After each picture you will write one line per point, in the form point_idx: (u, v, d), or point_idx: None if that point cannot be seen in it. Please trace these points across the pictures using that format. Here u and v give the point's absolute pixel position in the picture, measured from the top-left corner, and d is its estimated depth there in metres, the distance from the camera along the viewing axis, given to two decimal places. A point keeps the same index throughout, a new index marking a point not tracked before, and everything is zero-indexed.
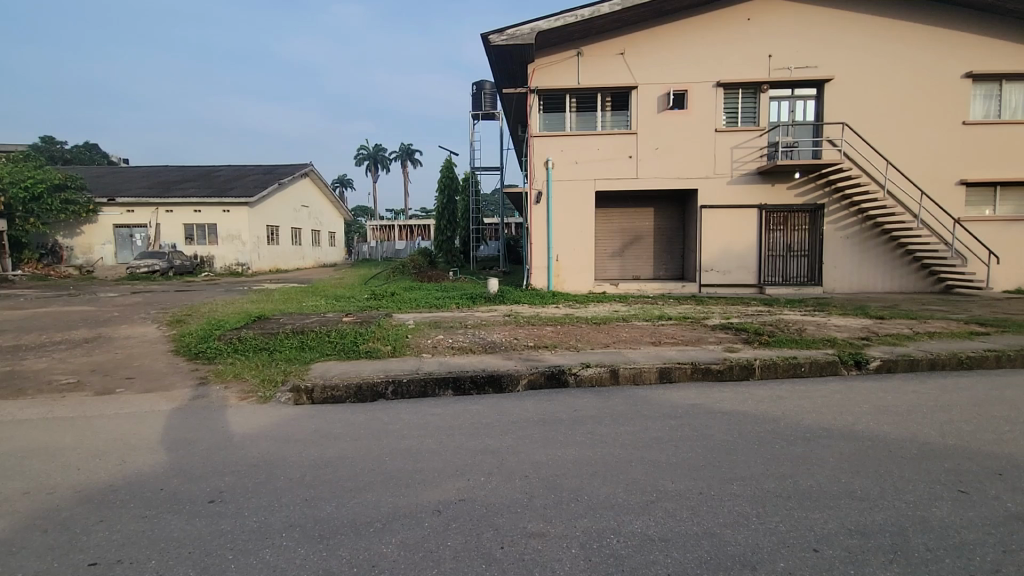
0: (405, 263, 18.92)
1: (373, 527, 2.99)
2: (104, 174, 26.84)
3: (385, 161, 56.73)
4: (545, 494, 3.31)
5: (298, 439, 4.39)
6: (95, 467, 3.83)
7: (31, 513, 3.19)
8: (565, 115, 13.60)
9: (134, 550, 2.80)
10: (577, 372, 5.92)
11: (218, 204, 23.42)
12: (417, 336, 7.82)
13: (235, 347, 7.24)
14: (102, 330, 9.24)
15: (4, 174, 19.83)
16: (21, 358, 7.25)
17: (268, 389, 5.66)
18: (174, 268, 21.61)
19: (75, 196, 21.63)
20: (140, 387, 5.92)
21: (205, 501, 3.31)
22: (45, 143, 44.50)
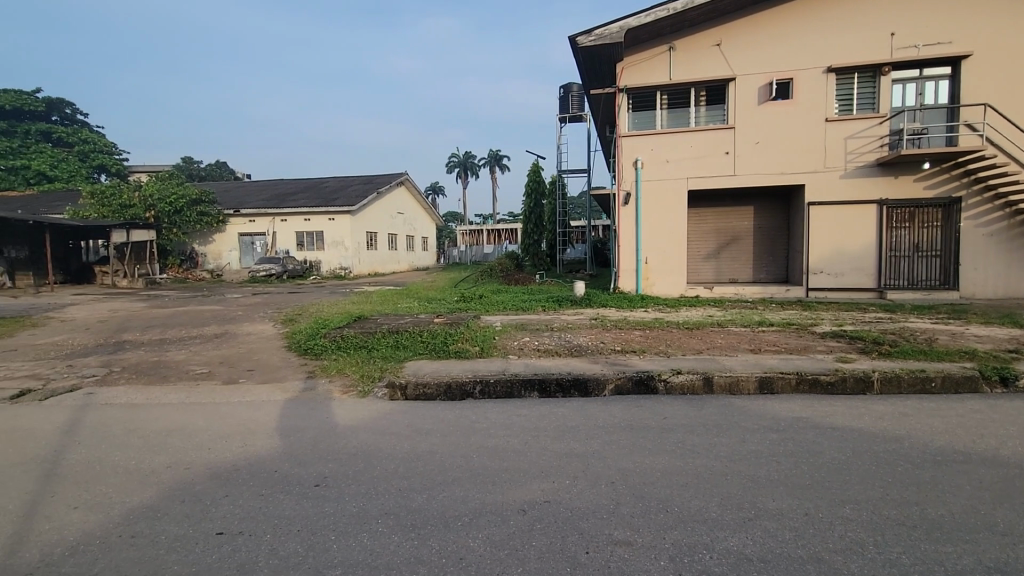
0: (492, 266, 19.32)
1: (460, 521, 3.07)
2: (232, 188, 30.29)
3: (475, 168, 58.48)
4: (633, 502, 3.22)
5: (392, 433, 4.64)
6: (222, 448, 4.31)
7: (173, 484, 3.65)
8: (656, 113, 13.19)
9: (253, 524, 3.11)
10: (667, 379, 5.69)
11: (325, 213, 25.50)
12: (505, 337, 7.95)
13: (339, 344, 7.83)
14: (229, 326, 10.42)
15: (155, 190, 22.94)
16: (166, 349, 8.37)
17: (367, 384, 6.06)
18: (287, 271, 23.80)
19: (208, 208, 24.53)
20: (258, 378, 6.60)
21: (312, 485, 3.60)
22: (186, 164, 51.14)
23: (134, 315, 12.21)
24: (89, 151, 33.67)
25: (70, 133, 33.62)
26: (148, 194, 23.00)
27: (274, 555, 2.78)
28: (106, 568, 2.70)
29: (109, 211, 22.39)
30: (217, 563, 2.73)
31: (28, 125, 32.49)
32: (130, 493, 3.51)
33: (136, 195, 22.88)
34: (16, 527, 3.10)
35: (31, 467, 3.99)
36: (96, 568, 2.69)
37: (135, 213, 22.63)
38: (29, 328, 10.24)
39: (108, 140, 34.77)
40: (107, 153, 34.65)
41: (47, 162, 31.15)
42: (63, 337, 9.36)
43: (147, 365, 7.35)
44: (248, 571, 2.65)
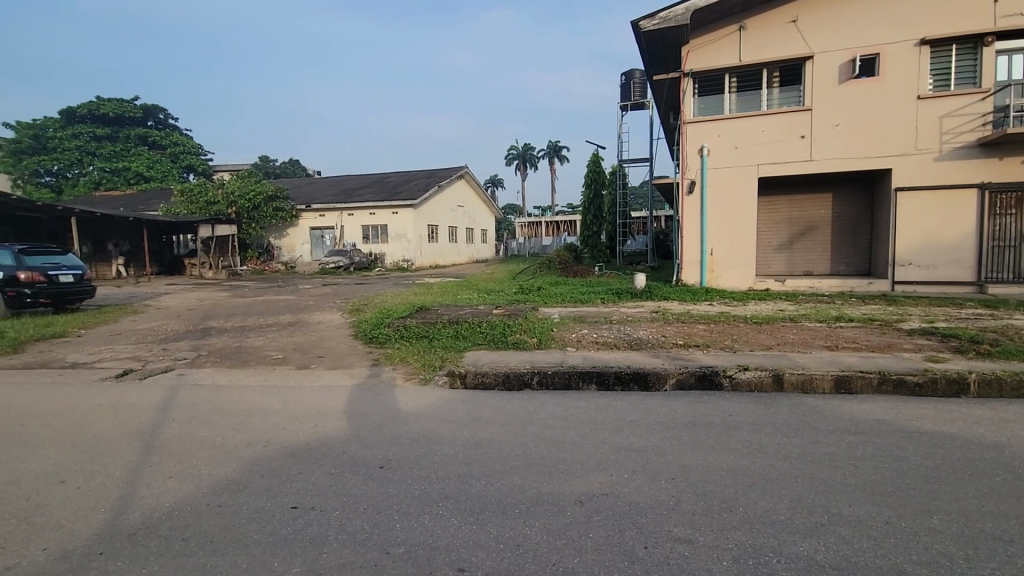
0: (551, 258, 19.26)
1: (518, 509, 3.11)
2: (303, 185, 31.94)
3: (534, 160, 58.31)
4: (695, 500, 3.13)
5: (452, 420, 4.76)
6: (296, 428, 4.59)
7: (253, 460, 3.94)
8: (724, 97, 12.58)
9: (324, 500, 3.29)
10: (732, 375, 5.46)
11: (389, 207, 26.42)
12: (563, 330, 7.91)
13: (402, 333, 8.11)
14: (301, 315, 11.06)
15: (236, 188, 24.56)
16: (247, 336, 9.02)
17: (428, 372, 6.25)
18: (354, 263, 24.89)
19: (283, 204, 26.03)
20: (329, 364, 6.97)
21: (377, 466, 3.77)
22: (262, 163, 54.38)
23: (218, 304, 13.21)
24: (180, 153, 36.53)
25: (163, 136, 36.44)
26: (230, 191, 24.64)
27: (343, 530, 2.94)
28: (196, 533, 2.95)
29: (196, 208, 24.27)
30: (292, 535, 2.91)
31: (128, 130, 35.32)
32: (216, 466, 3.82)
33: (220, 192, 24.59)
34: (121, 491, 3.46)
35: (133, 438, 4.43)
36: (188, 532, 2.96)
37: (218, 209, 24.39)
38: (132, 314, 11.34)
39: (195, 141, 37.50)
40: (195, 154, 37.50)
41: (144, 163, 34.31)
42: (160, 323, 10.29)
43: (230, 350, 7.96)
44: (320, 543, 2.82)
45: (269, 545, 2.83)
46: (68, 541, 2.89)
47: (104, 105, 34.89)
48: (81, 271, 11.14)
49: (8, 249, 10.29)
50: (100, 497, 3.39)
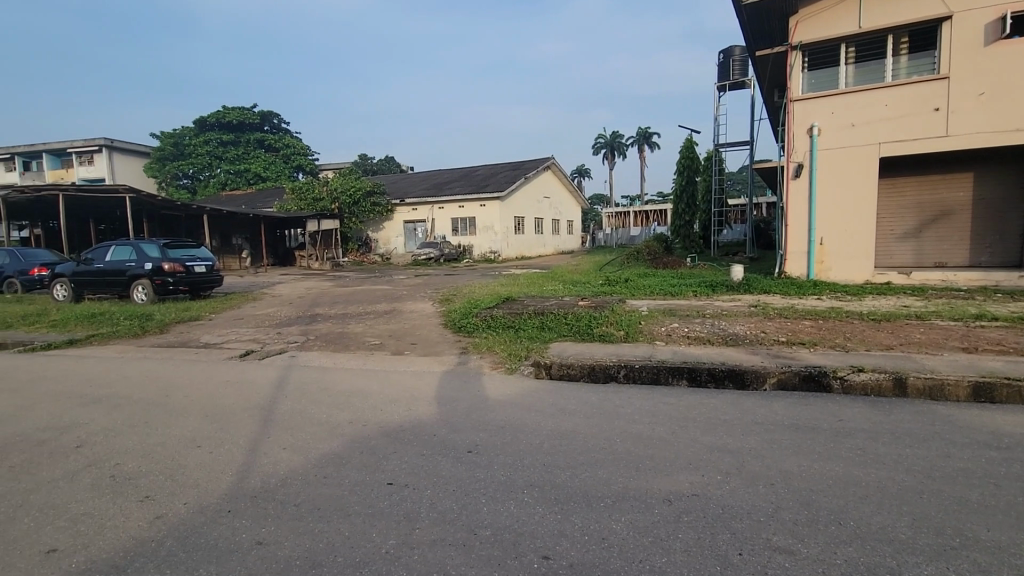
0: (639, 249, 18.67)
1: (603, 502, 3.08)
2: (398, 180, 33.60)
3: (622, 147, 56.62)
4: (797, 509, 2.90)
5: (538, 410, 4.80)
6: (391, 410, 4.88)
7: (354, 437, 4.25)
8: (839, 70, 11.42)
9: (416, 479, 3.47)
10: (844, 376, 4.99)
11: (477, 199, 27.09)
12: (651, 323, 7.64)
13: (489, 323, 8.29)
14: (396, 304, 11.69)
15: (338, 185, 26.28)
16: (348, 322, 9.72)
17: (514, 361, 6.36)
18: (444, 255, 25.82)
19: (379, 199, 27.54)
20: (421, 351, 7.32)
21: (465, 450, 3.91)
22: (362, 160, 57.83)
23: (324, 293, 14.36)
24: (291, 154, 39.98)
25: (277, 139, 39.87)
26: (333, 188, 26.42)
27: (434, 509, 3.08)
28: (306, 499, 3.25)
29: (305, 204, 26.19)
30: (388, 509, 3.11)
31: (248, 135, 38.98)
32: (322, 441, 4.18)
33: (324, 189, 26.44)
34: (244, 458, 3.91)
35: (254, 411, 4.97)
36: (299, 499, 3.26)
37: (324, 205, 26.19)
38: (252, 301, 12.66)
39: (304, 142, 40.75)
40: (303, 154, 40.80)
41: (261, 165, 38.06)
42: (274, 309, 11.39)
43: (333, 335, 8.63)
44: (413, 519, 2.98)
45: (367, 516, 3.03)
46: (204, 498, 3.31)
47: (229, 114, 38.53)
48: (212, 263, 12.56)
49: (155, 243, 11.89)
50: (229, 460, 3.86)
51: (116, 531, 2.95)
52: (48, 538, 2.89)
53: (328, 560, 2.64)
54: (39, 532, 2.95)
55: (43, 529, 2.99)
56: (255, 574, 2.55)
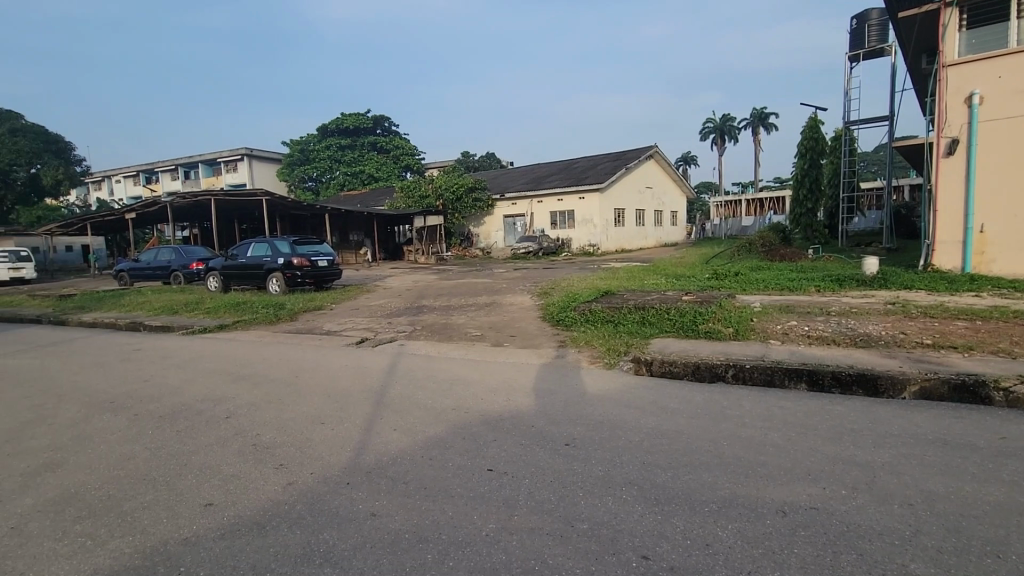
0: (752, 241, 17.34)
1: (708, 507, 2.91)
2: (499, 176, 34.30)
3: (734, 131, 52.81)
4: (940, 534, 2.54)
5: (638, 407, 4.67)
6: (491, 400, 5.02)
7: (456, 424, 4.43)
8: (1009, 26, 9.69)
9: (514, 467, 3.54)
10: (1009, 388, 4.25)
11: (577, 192, 26.88)
12: (765, 320, 7.07)
13: (588, 317, 8.19)
14: (497, 297, 11.98)
15: (442, 183, 27.44)
16: (451, 314, 10.16)
17: (613, 356, 6.23)
18: (543, 249, 26.00)
19: (481, 195, 28.27)
20: (520, 343, 7.45)
21: (563, 443, 3.91)
22: (464, 157, 59.85)
23: (429, 286, 15.14)
24: (400, 155, 42.46)
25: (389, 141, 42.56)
26: (438, 186, 27.60)
27: (532, 498, 3.12)
28: (414, 478, 3.46)
29: (413, 201, 27.64)
30: (488, 494, 3.21)
31: (363, 139, 42.07)
32: (428, 426, 4.41)
33: (430, 187, 27.68)
34: (360, 436, 4.24)
35: (368, 394, 5.38)
36: (408, 477, 3.48)
37: (430, 202, 27.49)
38: (367, 293, 13.69)
39: (412, 143, 43.09)
40: (411, 154, 43.19)
41: (374, 167, 40.95)
42: (386, 300, 12.22)
43: (437, 326, 9.07)
44: (511, 506, 3.04)
45: (468, 499, 3.15)
46: (326, 470, 3.65)
47: (347, 120, 41.71)
48: (332, 257, 13.79)
49: (287, 240, 13.29)
50: (347, 438, 4.22)
51: (256, 493, 3.36)
52: (205, 493, 3.38)
53: (432, 537, 2.78)
54: (199, 488, 3.45)
55: (202, 485, 3.49)
56: (370, 541, 2.76)
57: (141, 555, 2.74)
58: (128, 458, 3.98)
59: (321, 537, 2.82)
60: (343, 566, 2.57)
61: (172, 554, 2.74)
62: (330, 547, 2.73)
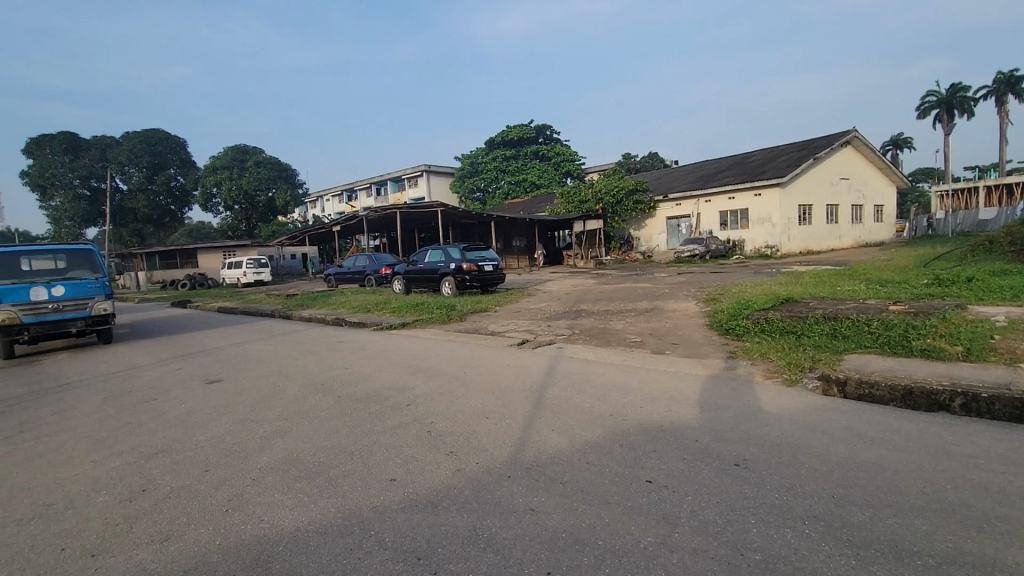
0: (993, 239, 13.85)
1: (922, 560, 2.37)
2: (663, 175, 32.82)
3: (967, 103, 42.82)
4: None
5: (826, 432, 4.01)
6: (651, 409, 4.78)
7: (614, 430, 4.30)
8: None
9: (676, 482, 3.31)
10: None
11: (751, 189, 24.46)
12: (1012, 338, 5.55)
13: (764, 327, 7.35)
14: (659, 303, 11.44)
15: (602, 186, 27.22)
16: (610, 319, 9.99)
17: (795, 372, 5.47)
18: (710, 252, 24.26)
19: (642, 197, 27.34)
20: (683, 352, 7.00)
21: (732, 463, 3.53)
22: (626, 159, 58.62)
23: (588, 290, 15.11)
24: (561, 161, 43.18)
25: (550, 148, 43.63)
26: (598, 190, 27.42)
27: (696, 517, 2.87)
28: (571, 480, 3.44)
29: (572, 207, 27.86)
30: (647, 506, 3.04)
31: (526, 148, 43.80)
32: (585, 429, 4.36)
33: (590, 191, 27.62)
34: (519, 433, 4.38)
35: (528, 394, 5.54)
36: (565, 478, 3.47)
37: (589, 207, 27.46)
38: (527, 296, 14.21)
39: (573, 149, 43.58)
40: (572, 160, 43.74)
41: (536, 175, 42.50)
42: (546, 304, 12.54)
43: (596, 330, 9.01)
44: (672, 522, 2.84)
45: (625, 508, 3.03)
46: (490, 461, 3.83)
47: (511, 132, 43.73)
48: (497, 262, 14.66)
49: (458, 246, 14.49)
50: (508, 433, 4.38)
51: (431, 475, 3.66)
52: (389, 470, 3.80)
53: (589, 540, 2.73)
54: (385, 464, 3.91)
55: (387, 462, 3.93)
56: (529, 535, 2.82)
57: (339, 515, 3.18)
58: (333, 433, 4.68)
59: (484, 524, 2.96)
60: (504, 554, 2.66)
61: (363, 518, 3.13)
62: (493, 534, 2.85)
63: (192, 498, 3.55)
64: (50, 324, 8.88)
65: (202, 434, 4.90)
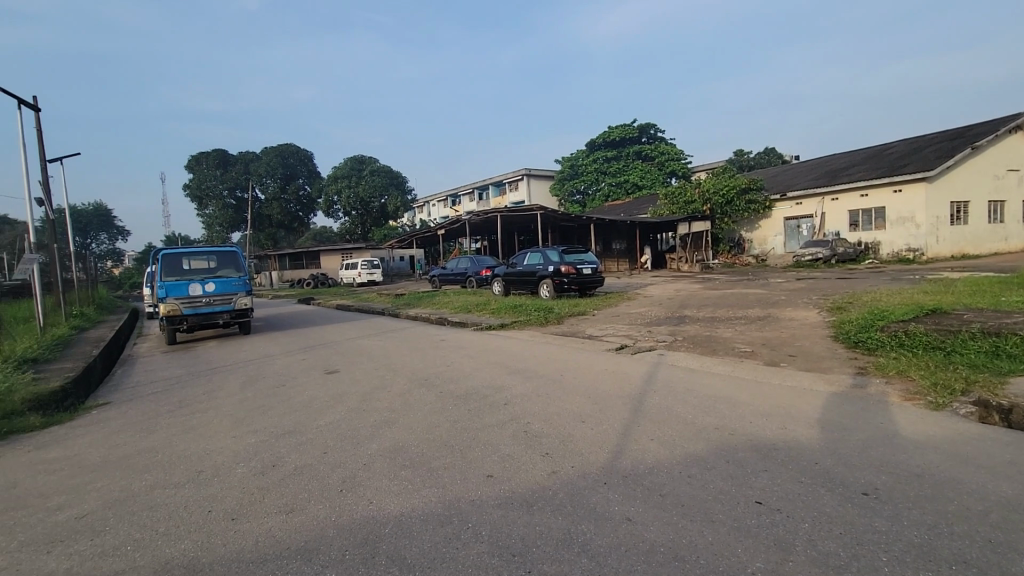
0: None
1: None
2: (781, 172, 30.17)
3: None
4: None
5: (984, 466, 3.41)
6: (763, 425, 4.40)
7: (720, 445, 4.02)
8: None
9: (791, 506, 3.01)
10: None
11: (889, 184, 21.65)
12: None
13: (903, 341, 6.46)
14: (773, 311, 10.53)
15: (711, 185, 25.75)
16: (717, 326, 9.39)
17: (942, 395, 4.72)
18: (837, 255, 21.88)
19: (756, 196, 25.41)
20: (802, 365, 6.37)
21: (859, 491, 3.14)
22: (739, 156, 54.90)
23: (693, 295, 14.33)
24: (665, 161, 41.57)
25: (654, 147, 42.16)
26: (706, 189, 26.00)
27: (814, 547, 2.59)
28: (670, 493, 3.27)
29: (677, 208, 26.72)
30: (756, 529, 2.79)
31: (629, 148, 42.73)
32: (688, 441, 4.13)
33: (697, 191, 26.28)
34: (616, 440, 4.26)
35: (626, 401, 5.37)
36: (665, 490, 3.31)
37: (696, 207, 26.15)
38: (628, 300, 13.85)
39: (678, 147, 41.77)
40: (677, 158, 41.93)
41: (639, 175, 41.28)
42: (647, 308, 12.11)
43: (701, 338, 8.51)
44: (786, 549, 2.59)
45: (731, 528, 2.82)
46: (585, 466, 3.77)
47: (613, 133, 42.93)
48: (595, 265, 14.44)
49: (556, 249, 14.48)
50: (604, 440, 4.28)
51: (527, 475, 3.69)
52: (486, 466, 3.89)
53: (690, 558, 2.58)
54: (483, 460, 4.00)
55: (485, 458, 4.03)
56: (625, 545, 2.72)
57: (440, 505, 3.32)
58: (435, 426, 4.90)
59: (579, 528, 2.91)
60: (598, 560, 2.60)
61: (461, 510, 3.23)
62: (588, 539, 2.80)
63: (312, 477, 3.90)
64: (203, 315, 10.33)
65: (322, 419, 5.38)
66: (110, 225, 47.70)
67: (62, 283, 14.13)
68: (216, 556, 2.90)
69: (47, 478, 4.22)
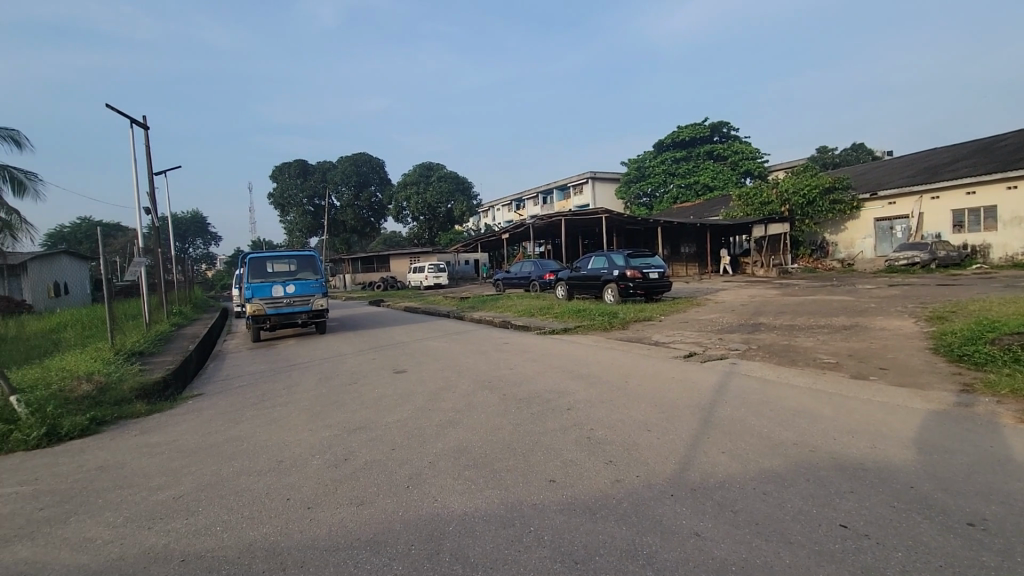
0: None
1: None
2: (871, 169, 27.86)
3: None
4: None
5: None
6: (850, 443, 4.05)
7: (798, 462, 3.75)
8: None
9: (883, 532, 2.74)
10: None
11: (1002, 180, 19.39)
12: None
13: (1019, 356, 5.75)
14: (861, 319, 9.71)
15: (790, 185, 24.28)
16: (796, 335, 8.79)
17: None
18: (938, 260, 19.86)
19: (842, 195, 23.54)
20: (895, 380, 5.81)
21: (965, 521, 2.81)
22: (821, 153, 51.39)
23: (769, 301, 13.52)
24: (739, 160, 39.76)
25: (727, 147, 40.40)
26: (784, 189, 24.61)
27: None
28: (744, 510, 3.08)
29: (751, 209, 25.42)
30: (841, 554, 2.57)
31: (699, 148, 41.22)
32: (763, 456, 3.88)
33: (775, 192, 24.94)
34: (684, 451, 4.08)
35: (694, 410, 5.14)
36: (738, 506, 3.13)
37: (772, 208, 24.83)
38: (697, 306, 13.31)
39: (753, 146, 39.84)
40: (752, 157, 39.98)
41: (710, 176, 39.67)
42: (718, 315, 11.56)
43: (778, 347, 8.00)
44: None
45: (813, 551, 2.61)
46: (652, 476, 3.64)
47: (683, 133, 41.60)
48: (663, 269, 14.04)
49: (622, 253, 14.21)
50: (670, 450, 4.11)
51: (589, 482, 3.62)
52: (549, 470, 3.85)
53: None
54: (545, 464, 3.98)
55: (547, 463, 4.00)
56: (693, 561, 2.60)
57: (502, 507, 3.33)
58: (497, 429, 4.92)
59: (644, 540, 2.82)
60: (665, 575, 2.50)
61: (523, 513, 3.22)
62: (653, 552, 2.70)
63: (380, 473, 4.04)
64: (284, 314, 11.05)
65: (390, 417, 5.57)
66: (205, 231, 52.27)
67: (165, 284, 15.63)
68: (293, 541, 3.07)
69: (150, 461, 4.67)
